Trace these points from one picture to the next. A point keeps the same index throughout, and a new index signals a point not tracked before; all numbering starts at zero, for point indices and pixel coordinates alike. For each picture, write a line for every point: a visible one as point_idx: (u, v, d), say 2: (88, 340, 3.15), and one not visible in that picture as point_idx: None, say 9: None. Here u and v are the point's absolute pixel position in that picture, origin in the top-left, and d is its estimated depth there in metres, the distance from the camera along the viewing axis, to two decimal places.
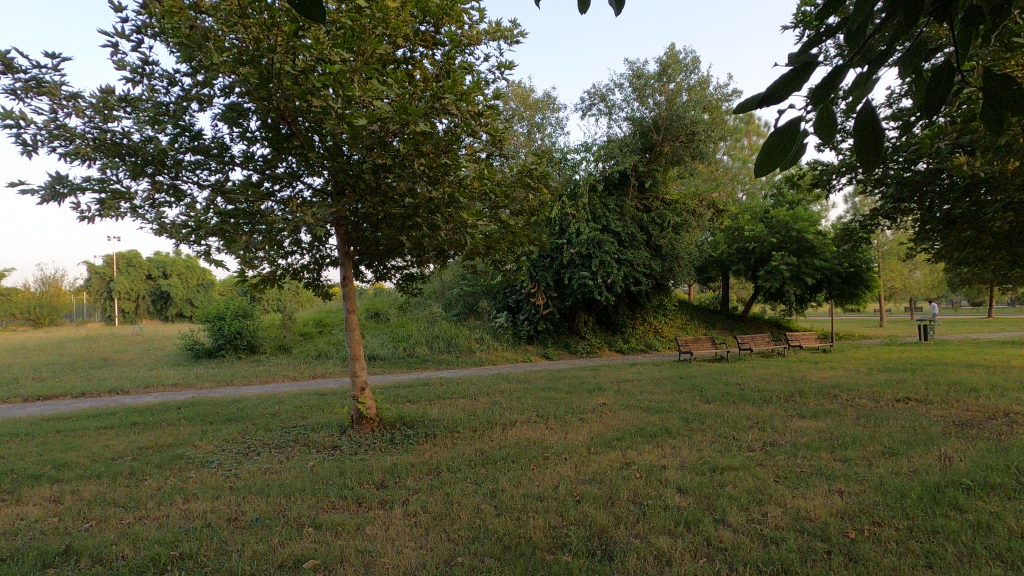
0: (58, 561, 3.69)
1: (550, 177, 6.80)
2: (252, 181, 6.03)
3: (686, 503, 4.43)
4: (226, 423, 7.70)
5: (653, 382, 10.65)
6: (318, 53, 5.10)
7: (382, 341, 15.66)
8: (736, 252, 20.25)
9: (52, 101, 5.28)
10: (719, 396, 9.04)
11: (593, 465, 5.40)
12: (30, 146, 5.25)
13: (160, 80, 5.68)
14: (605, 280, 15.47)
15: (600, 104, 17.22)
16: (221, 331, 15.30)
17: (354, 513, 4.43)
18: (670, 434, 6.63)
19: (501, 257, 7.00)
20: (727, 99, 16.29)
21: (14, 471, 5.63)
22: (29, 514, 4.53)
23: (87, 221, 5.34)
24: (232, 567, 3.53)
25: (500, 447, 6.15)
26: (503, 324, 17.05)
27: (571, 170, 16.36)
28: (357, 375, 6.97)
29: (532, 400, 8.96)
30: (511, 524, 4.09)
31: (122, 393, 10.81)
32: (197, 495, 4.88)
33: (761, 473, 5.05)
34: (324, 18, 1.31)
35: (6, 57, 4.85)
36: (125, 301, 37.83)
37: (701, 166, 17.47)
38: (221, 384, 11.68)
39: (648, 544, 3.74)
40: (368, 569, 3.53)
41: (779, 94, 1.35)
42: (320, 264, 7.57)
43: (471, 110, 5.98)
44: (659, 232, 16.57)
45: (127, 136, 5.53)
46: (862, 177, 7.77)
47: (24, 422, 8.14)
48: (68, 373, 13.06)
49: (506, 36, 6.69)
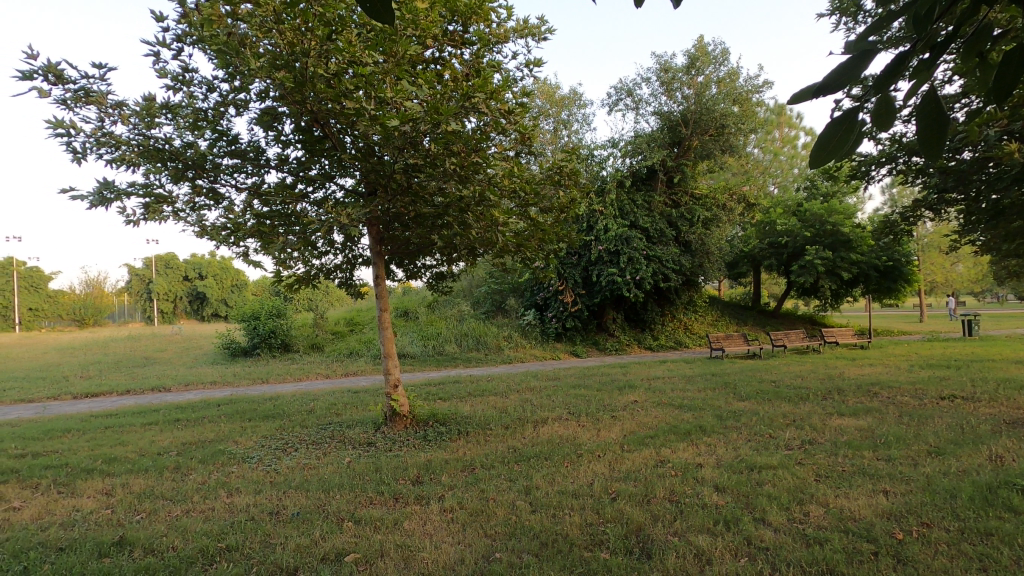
0: (113, 551, 3.86)
1: (581, 175, 6.75)
2: (287, 182, 6.17)
3: (724, 502, 4.36)
4: (265, 420, 7.90)
5: (686, 380, 10.49)
6: (350, 55, 5.18)
7: (412, 339, 15.81)
8: (768, 247, 19.76)
9: (99, 109, 5.49)
10: (753, 393, 8.86)
11: (627, 462, 5.38)
12: (79, 154, 5.48)
13: (199, 87, 5.86)
14: (634, 276, 15.32)
15: (627, 99, 17.09)
16: (256, 330, 15.73)
17: (392, 509, 4.49)
18: (704, 432, 6.52)
19: (531, 254, 6.99)
20: (757, 90, 16.00)
21: (69, 465, 5.90)
22: (84, 506, 4.74)
23: (133, 225, 5.56)
24: (276, 560, 3.62)
25: (533, 444, 6.15)
26: (531, 322, 17.08)
27: (598, 166, 16.18)
28: (390, 372, 7.07)
29: (563, 398, 8.95)
30: (547, 520, 4.10)
31: (165, 390, 11.20)
32: (240, 490, 5.02)
33: (801, 472, 4.95)
34: (395, 21, 1.34)
35: (57, 69, 5.07)
36: (163, 301, 38.93)
37: (731, 159, 17.18)
38: (257, 381, 11.99)
39: (687, 542, 3.71)
40: (407, 563, 3.58)
41: (837, 85, 1.35)
42: (353, 264, 7.69)
43: (502, 109, 6.01)
44: (688, 227, 16.36)
45: (169, 142, 5.70)
46: (903, 167, 7.54)
47: (74, 418, 8.48)
48: (114, 371, 13.60)
49: (534, 32, 6.69)
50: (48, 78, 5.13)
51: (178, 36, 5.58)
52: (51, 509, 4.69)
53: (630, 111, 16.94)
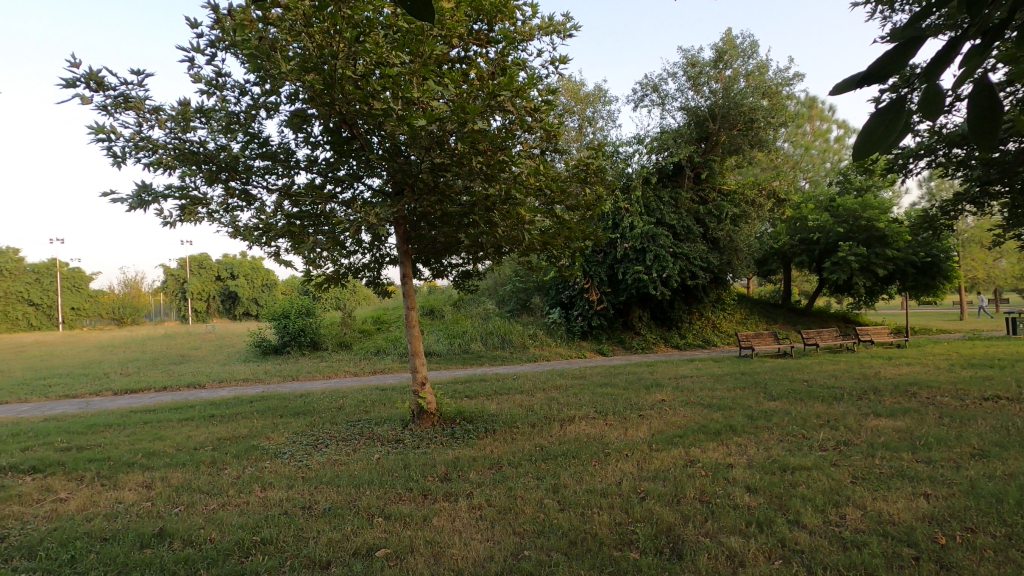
0: (153, 542, 3.99)
1: (607, 171, 6.68)
2: (316, 183, 6.28)
3: (757, 503, 4.29)
4: (296, 417, 8.05)
5: (715, 379, 10.33)
6: (377, 56, 5.20)
7: (438, 338, 15.93)
8: (799, 243, 19.30)
9: (137, 115, 5.67)
10: (785, 393, 8.67)
11: (656, 462, 5.32)
12: (119, 158, 5.67)
13: (231, 90, 6.00)
14: (661, 274, 15.14)
15: (653, 94, 16.90)
16: (286, 329, 16.05)
17: (420, 505, 4.54)
18: (735, 432, 6.40)
19: (557, 252, 6.95)
20: (788, 83, 15.68)
21: (110, 459, 6.11)
22: (126, 498, 4.91)
23: (170, 227, 5.73)
24: (310, 554, 3.69)
25: (560, 442, 6.14)
26: (557, 320, 17.04)
27: (624, 163, 16.03)
28: (417, 370, 7.12)
29: (589, 396, 8.90)
30: (575, 519, 4.08)
31: (200, 387, 11.51)
32: (273, 484, 5.13)
33: (837, 474, 4.83)
34: (433, 17, 1.35)
35: (98, 77, 5.25)
36: (197, 301, 39.93)
37: (760, 154, 16.85)
38: (287, 379, 12.23)
39: (719, 543, 3.66)
40: (437, 559, 3.61)
41: (884, 72, 1.30)
42: (380, 263, 7.77)
43: (527, 107, 6.00)
44: (716, 223, 16.10)
45: (203, 145, 5.85)
46: (943, 159, 7.30)
47: (114, 413, 8.78)
48: (151, 368, 14.04)
49: (559, 29, 6.65)
50: (90, 86, 5.32)
51: (211, 41, 5.72)
52: (95, 501, 4.87)
53: (656, 106, 16.75)
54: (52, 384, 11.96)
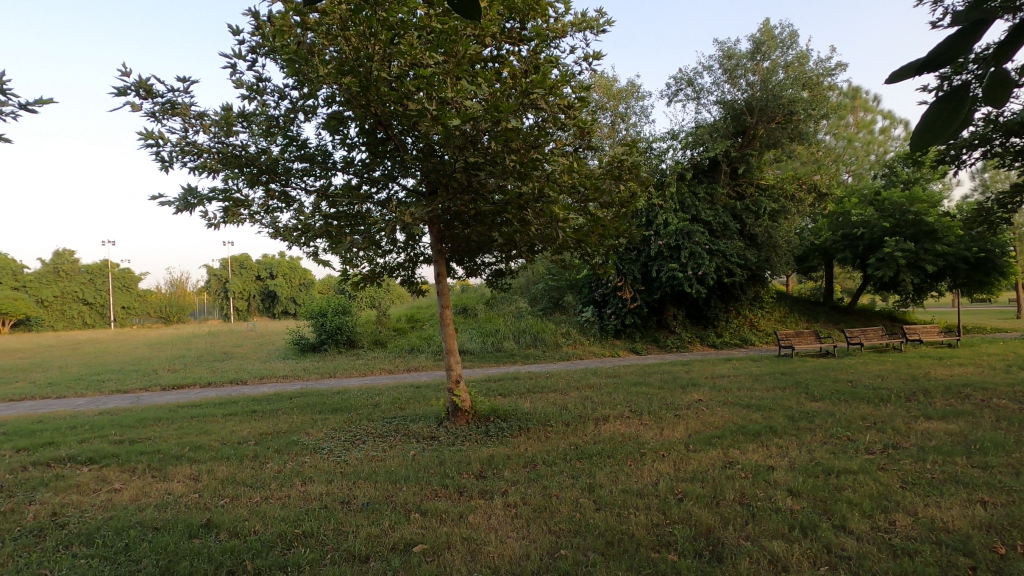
0: (201, 533, 4.13)
1: (642, 167, 6.59)
2: (352, 184, 6.40)
3: (800, 506, 4.16)
4: (334, 413, 8.23)
5: (753, 379, 10.09)
6: (412, 58, 5.25)
7: (471, 336, 16.03)
8: (842, 239, 18.63)
9: (184, 120, 5.88)
10: (828, 394, 8.40)
11: (693, 463, 5.22)
12: (167, 163, 5.90)
13: (272, 95, 6.17)
14: (696, 272, 14.84)
15: (688, 89, 16.59)
16: (324, 327, 16.42)
17: (456, 502, 4.58)
18: (775, 433, 6.24)
19: (591, 250, 6.90)
20: (829, 74, 15.19)
21: (160, 451, 6.37)
22: (175, 489, 5.11)
23: (214, 228, 5.93)
24: (349, 548, 3.77)
25: (595, 441, 6.10)
26: (590, 318, 16.92)
27: (657, 159, 15.78)
28: (451, 368, 7.17)
29: (624, 396, 8.81)
30: (612, 519, 4.04)
31: (242, 383, 11.89)
32: (313, 479, 5.26)
33: (885, 478, 4.64)
34: (480, 17, 1.36)
35: (146, 85, 5.47)
36: (239, 300, 41.25)
37: (800, 147, 16.36)
38: (325, 376, 12.53)
39: (761, 547, 3.57)
40: (474, 556, 3.64)
41: (943, 59, 1.24)
42: (414, 262, 7.86)
43: (560, 104, 5.98)
44: (754, 219, 15.69)
45: (245, 148, 6.03)
46: (1000, 149, 6.95)
47: (163, 408, 9.15)
48: (197, 365, 14.57)
49: (592, 25, 6.59)
50: (139, 93, 5.55)
51: (252, 48, 5.88)
52: (147, 492, 5.08)
53: (690, 101, 16.44)
54: (106, 380, 12.53)
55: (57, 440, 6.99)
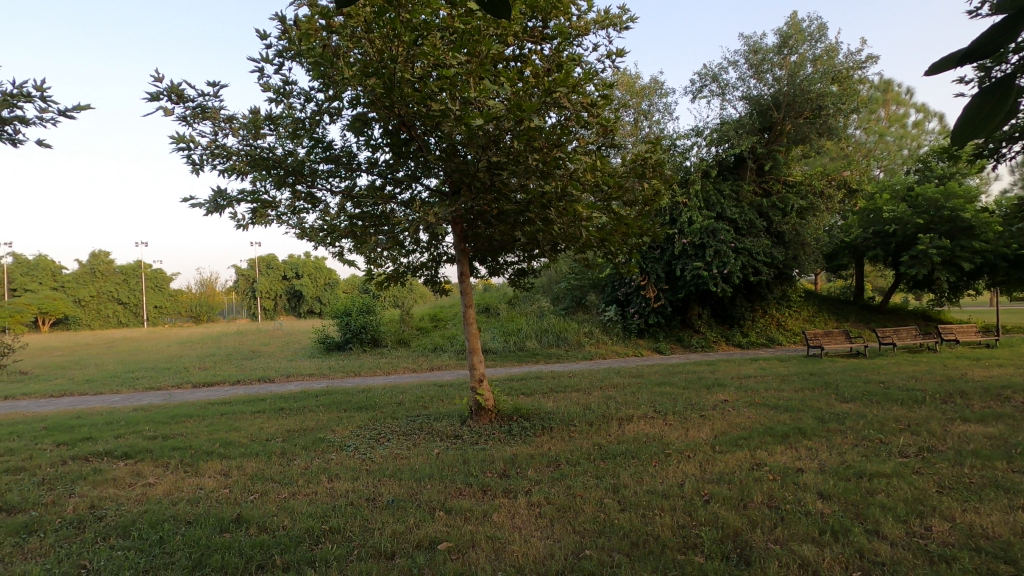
0: (232, 527, 4.23)
1: (666, 165, 6.52)
2: (376, 184, 6.46)
3: (831, 510, 4.07)
4: (359, 411, 8.34)
5: (781, 380, 9.89)
6: (435, 58, 5.27)
7: (494, 335, 16.08)
8: (873, 236, 18.16)
9: (213, 124, 6.02)
10: (859, 395, 8.19)
11: (720, 464, 5.15)
12: (198, 166, 6.05)
13: (298, 98, 6.26)
14: (722, 270, 14.60)
15: (712, 84, 16.35)
16: (348, 326, 16.64)
17: (481, 500, 4.60)
18: (804, 435, 6.11)
19: (615, 248, 6.83)
20: (860, 67, 14.80)
21: (192, 447, 6.54)
22: (206, 484, 5.23)
23: (243, 229, 6.06)
24: (375, 545, 3.81)
25: (619, 441, 6.05)
26: (613, 317, 16.80)
27: (681, 156, 15.60)
28: (475, 367, 7.19)
29: (648, 396, 8.73)
30: (637, 520, 4.01)
31: (269, 381, 12.12)
32: (339, 476, 5.34)
33: (920, 482, 4.51)
34: (510, 14, 1.37)
35: (178, 90, 5.61)
36: (266, 299, 42.02)
37: (829, 143, 16.00)
38: (350, 374, 12.69)
39: (791, 551, 3.50)
40: (498, 555, 3.65)
41: (983, 52, 1.19)
42: (437, 261, 7.90)
43: (583, 102, 5.95)
44: (781, 217, 15.39)
45: (272, 150, 6.14)
46: None
47: (194, 405, 9.38)
48: (226, 363, 14.89)
49: (615, 22, 6.55)
50: (171, 98, 5.69)
51: (279, 51, 5.99)
52: (180, 487, 5.22)
53: (715, 97, 16.19)
54: (140, 377, 12.91)
55: (94, 435, 7.22)
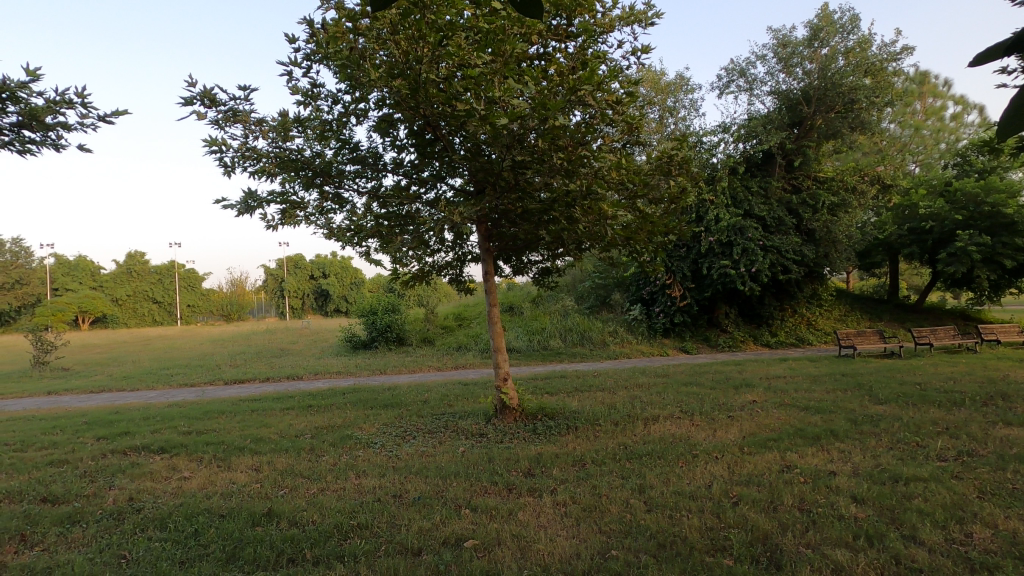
0: (263, 521, 4.32)
1: (693, 163, 6.43)
2: (402, 184, 6.53)
3: (865, 514, 3.97)
4: (385, 409, 8.45)
5: (811, 380, 9.68)
6: (460, 59, 5.29)
7: (518, 334, 16.11)
8: (908, 233, 17.63)
9: (244, 127, 6.15)
10: (894, 397, 7.96)
11: (749, 465, 5.07)
12: (229, 168, 6.19)
13: (325, 100, 6.37)
14: (750, 269, 14.33)
15: (740, 80, 16.07)
16: (374, 324, 16.86)
17: (506, 499, 4.61)
18: (836, 437, 5.96)
19: (640, 247, 6.74)
20: (894, 58, 14.36)
21: (225, 442, 6.71)
22: (238, 479, 5.37)
23: (272, 230, 6.18)
24: (403, 541, 3.86)
25: (644, 442, 6.00)
26: (637, 317, 16.64)
27: (707, 153, 15.37)
28: (499, 366, 7.21)
29: (673, 396, 8.63)
30: (664, 521, 3.97)
31: (298, 378, 12.36)
32: (366, 472, 5.41)
33: (959, 487, 4.37)
34: (542, 14, 1.40)
35: (210, 94, 5.76)
36: (294, 299, 42.77)
37: (861, 138, 15.58)
38: (376, 372, 12.85)
39: (823, 556, 3.43)
40: (524, 553, 3.66)
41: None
42: (462, 260, 7.94)
43: (608, 99, 5.92)
44: (811, 214, 15.04)
45: (301, 152, 6.26)
46: None
47: (226, 401, 9.62)
48: (256, 360, 15.24)
49: (641, 19, 6.48)
50: (204, 103, 5.85)
51: (307, 55, 6.09)
52: (213, 481, 5.36)
53: (743, 92, 15.91)
54: (175, 374, 13.28)
55: (132, 429, 7.47)
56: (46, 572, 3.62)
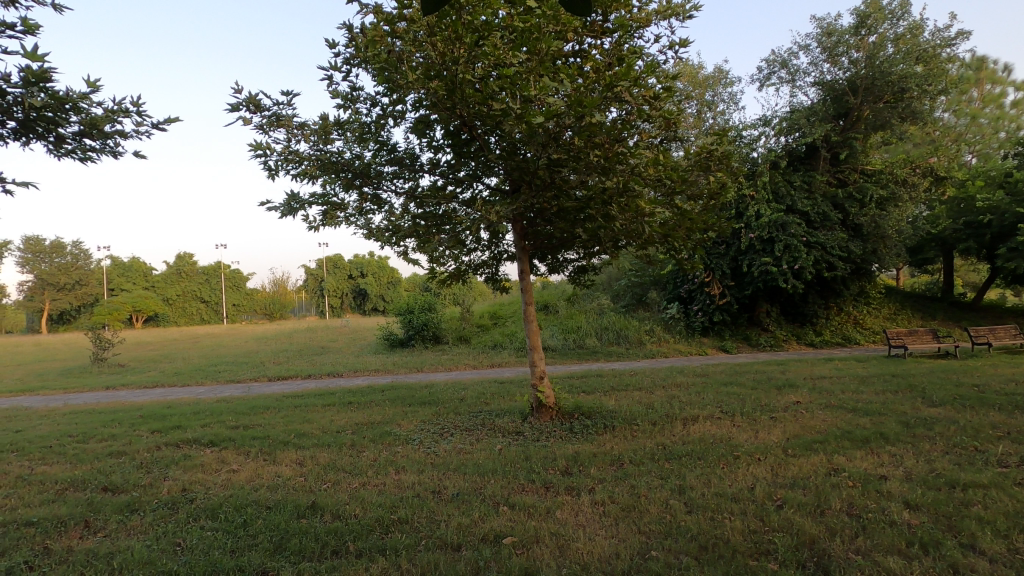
0: (308, 513, 4.45)
1: (733, 158, 6.28)
2: (439, 184, 6.60)
3: (919, 521, 3.81)
4: (423, 406, 8.56)
5: (859, 381, 9.33)
6: (495, 58, 5.31)
7: (553, 333, 16.09)
8: (964, 227, 16.79)
9: (287, 131, 6.34)
10: (949, 399, 7.60)
11: (793, 468, 4.92)
12: (273, 171, 6.39)
13: (364, 103, 6.50)
14: (793, 266, 13.88)
15: (781, 71, 15.59)
16: (411, 323, 17.13)
17: (544, 497, 4.62)
18: (887, 440, 5.74)
19: (678, 244, 6.60)
20: (949, 44, 13.68)
21: (270, 437, 6.93)
22: (284, 472, 5.54)
23: (314, 231, 6.35)
24: (442, 536, 3.92)
25: (683, 442, 5.91)
26: (675, 315, 16.35)
27: (748, 147, 14.99)
28: (535, 365, 7.21)
29: (713, 396, 8.46)
30: (706, 523, 3.90)
31: (338, 376, 12.67)
32: (406, 468, 5.51)
33: (1022, 495, 4.14)
34: (591, 12, 1.50)
35: (255, 100, 5.96)
36: (334, 298, 43.78)
37: (913, 128, 14.90)
38: (413, 370, 13.05)
39: (874, 563, 3.31)
40: (562, 551, 3.65)
41: None
42: (498, 259, 7.97)
43: (646, 95, 5.83)
44: (858, 208, 14.48)
45: (341, 154, 6.40)
46: None
47: (270, 397, 9.93)
48: (299, 358, 15.69)
49: (679, 12, 6.36)
50: (250, 108, 6.06)
51: (346, 59, 6.23)
52: (260, 473, 5.55)
53: (785, 84, 15.44)
54: (222, 370, 13.80)
55: (183, 423, 7.80)
56: (108, 557, 3.83)
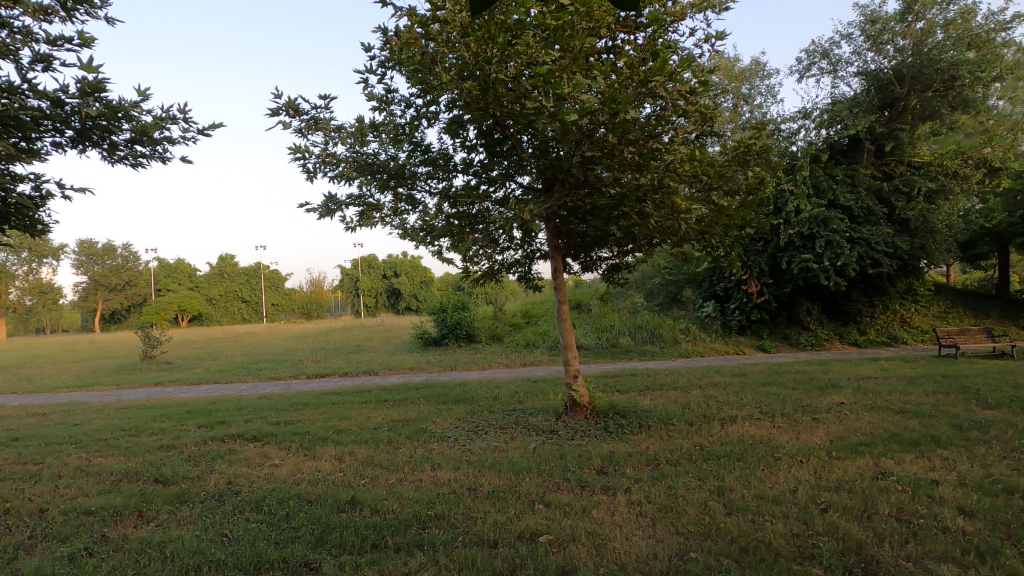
0: (347, 508, 4.55)
1: (772, 152, 6.12)
2: (472, 184, 6.64)
3: (974, 528, 3.64)
4: (457, 404, 8.64)
5: (907, 381, 8.97)
6: (528, 57, 5.32)
7: (585, 332, 15.99)
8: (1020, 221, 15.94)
9: (324, 134, 6.48)
10: (1006, 401, 7.23)
11: (837, 471, 4.77)
12: (312, 173, 6.56)
13: (399, 104, 6.59)
14: (835, 262, 13.44)
15: (822, 61, 15.11)
16: (444, 322, 17.30)
17: (579, 496, 4.61)
18: (938, 443, 5.50)
19: (715, 241, 6.47)
20: (1003, 28, 13.04)
21: (309, 433, 7.10)
22: (324, 467, 5.67)
23: (351, 231, 6.48)
24: (478, 533, 3.95)
25: (722, 443, 5.79)
26: (711, 314, 16.03)
27: (787, 141, 14.58)
28: (569, 363, 7.17)
29: (752, 396, 8.27)
30: (746, 526, 3.82)
31: (374, 374, 12.90)
32: (441, 465, 5.57)
33: None
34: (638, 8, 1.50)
35: (294, 104, 6.13)
36: (369, 297, 44.55)
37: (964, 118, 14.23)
38: (447, 368, 13.17)
39: (925, 570, 3.19)
40: (599, 551, 3.63)
41: None
42: (530, 258, 7.98)
43: (681, 90, 5.73)
44: (905, 202, 13.92)
45: (376, 156, 6.51)
46: None
47: (308, 394, 10.19)
48: (335, 356, 16.04)
49: (714, 4, 6.23)
50: (289, 113, 6.22)
51: (381, 62, 6.33)
52: (301, 468, 5.70)
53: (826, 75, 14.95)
54: (263, 368, 14.24)
55: (228, 419, 8.07)
56: (160, 546, 4.00)
